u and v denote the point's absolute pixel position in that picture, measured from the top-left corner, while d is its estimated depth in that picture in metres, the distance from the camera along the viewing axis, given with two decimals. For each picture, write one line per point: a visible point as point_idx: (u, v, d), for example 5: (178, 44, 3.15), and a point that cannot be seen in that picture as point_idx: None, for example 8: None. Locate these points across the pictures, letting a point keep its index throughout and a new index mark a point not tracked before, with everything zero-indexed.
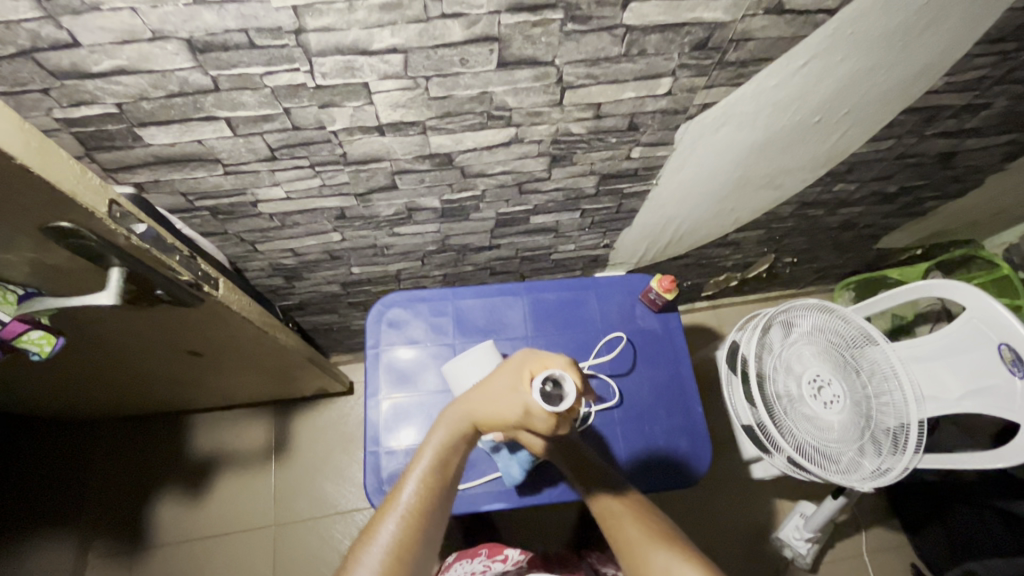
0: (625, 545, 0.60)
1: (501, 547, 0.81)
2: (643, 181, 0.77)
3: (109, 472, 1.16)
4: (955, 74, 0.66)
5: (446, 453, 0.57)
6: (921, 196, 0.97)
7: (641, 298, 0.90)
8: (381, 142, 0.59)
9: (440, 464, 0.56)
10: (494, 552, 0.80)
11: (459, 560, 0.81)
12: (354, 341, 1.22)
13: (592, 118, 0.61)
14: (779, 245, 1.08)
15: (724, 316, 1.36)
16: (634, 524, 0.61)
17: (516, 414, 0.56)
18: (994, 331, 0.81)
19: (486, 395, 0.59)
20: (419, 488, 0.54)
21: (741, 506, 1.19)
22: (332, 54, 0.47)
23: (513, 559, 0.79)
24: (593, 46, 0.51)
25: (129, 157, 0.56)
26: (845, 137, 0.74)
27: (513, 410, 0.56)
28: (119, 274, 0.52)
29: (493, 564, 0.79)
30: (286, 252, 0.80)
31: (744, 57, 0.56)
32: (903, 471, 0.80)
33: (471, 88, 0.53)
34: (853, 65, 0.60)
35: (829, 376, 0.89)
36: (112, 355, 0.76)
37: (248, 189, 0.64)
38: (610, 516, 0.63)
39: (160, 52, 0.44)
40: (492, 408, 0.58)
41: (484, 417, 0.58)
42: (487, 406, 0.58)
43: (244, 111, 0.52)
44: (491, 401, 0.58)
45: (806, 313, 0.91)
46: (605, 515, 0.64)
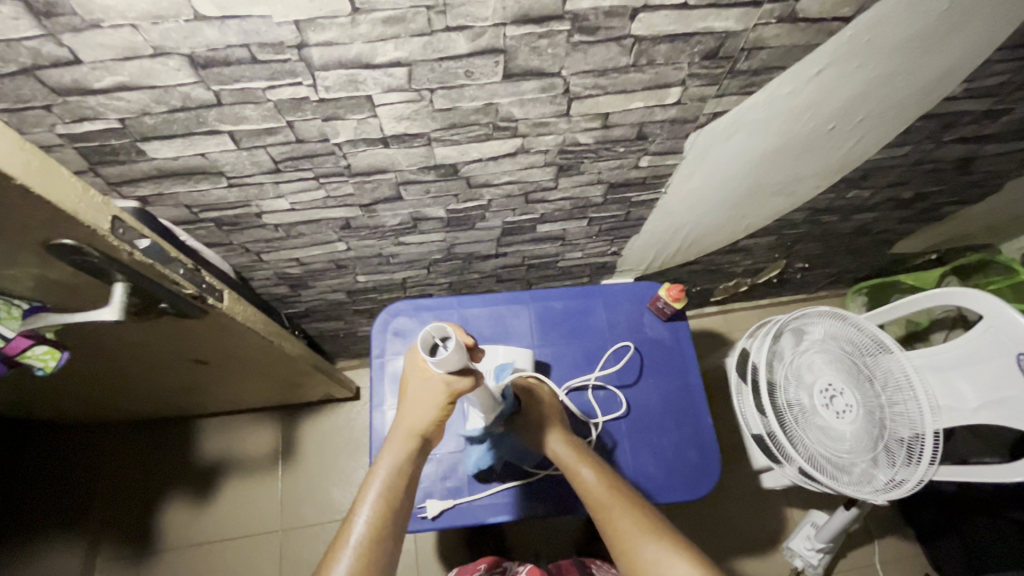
0: (617, 536, 0.60)
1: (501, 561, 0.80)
2: (652, 189, 0.75)
3: (117, 477, 1.17)
4: (975, 80, 0.64)
5: (391, 478, 0.58)
6: (937, 201, 0.95)
7: (649, 307, 0.89)
8: (386, 154, 0.58)
9: (388, 491, 0.57)
10: (493, 565, 0.80)
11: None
12: (360, 347, 1.21)
13: (599, 128, 0.60)
14: (790, 251, 1.07)
15: (733, 321, 1.34)
16: (622, 510, 0.61)
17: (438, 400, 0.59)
18: (1012, 341, 0.79)
19: (411, 402, 0.61)
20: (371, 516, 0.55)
21: (750, 515, 1.18)
22: (336, 67, 0.46)
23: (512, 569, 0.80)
24: (601, 57, 0.50)
25: (133, 171, 0.56)
26: (861, 144, 0.72)
27: (435, 398, 0.59)
28: (121, 288, 0.52)
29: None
30: (292, 262, 0.80)
31: (756, 66, 0.55)
32: (919, 483, 0.78)
33: (476, 100, 0.52)
34: (870, 72, 0.58)
35: (841, 384, 0.86)
36: (118, 364, 0.76)
37: (252, 201, 0.63)
38: (599, 506, 0.63)
39: (162, 67, 0.44)
40: (420, 410, 0.60)
41: (418, 426, 0.60)
42: (417, 411, 0.60)
43: (247, 124, 0.51)
44: (414, 409, 0.60)
45: (817, 321, 0.89)
46: (594, 502, 0.64)
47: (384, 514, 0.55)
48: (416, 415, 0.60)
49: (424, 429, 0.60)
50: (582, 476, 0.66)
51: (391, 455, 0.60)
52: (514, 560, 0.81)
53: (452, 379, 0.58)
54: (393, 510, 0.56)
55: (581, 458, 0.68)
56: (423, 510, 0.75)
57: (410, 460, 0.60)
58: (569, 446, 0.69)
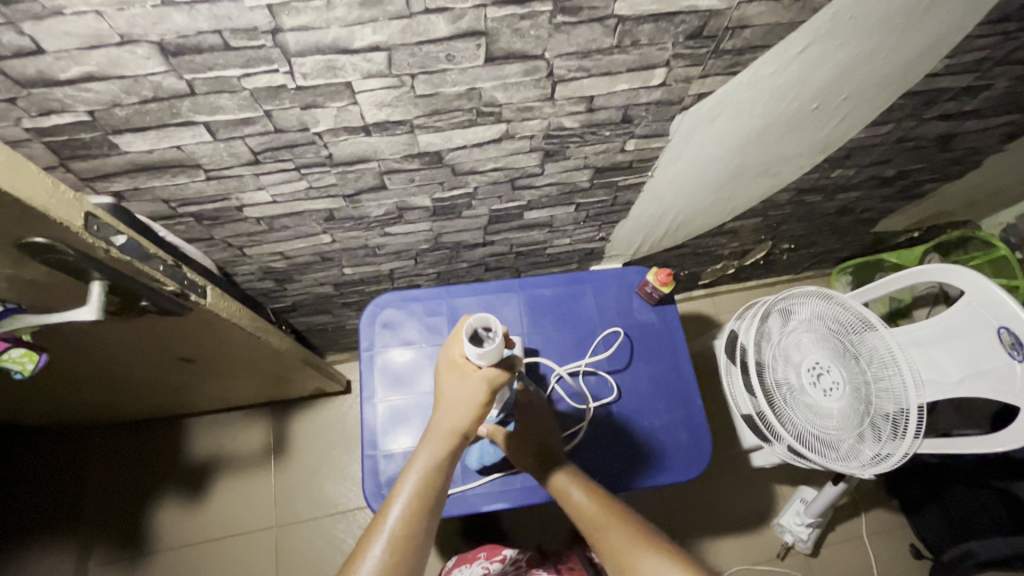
0: (612, 552, 0.60)
1: (499, 549, 0.81)
2: (638, 173, 0.75)
3: (107, 478, 1.15)
4: (956, 56, 0.64)
5: (426, 473, 0.56)
6: (920, 179, 0.96)
7: (638, 292, 0.89)
8: (368, 142, 0.57)
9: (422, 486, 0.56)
10: (492, 554, 0.80)
11: (458, 566, 0.81)
12: (350, 341, 1.20)
13: (585, 111, 0.60)
14: (776, 232, 1.07)
15: (721, 304, 1.35)
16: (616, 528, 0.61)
17: (477, 397, 0.59)
18: (994, 315, 0.81)
19: (449, 400, 0.60)
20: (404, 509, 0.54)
21: (741, 494, 1.20)
22: (312, 53, 0.45)
23: (512, 557, 0.79)
24: (585, 38, 0.49)
25: (106, 165, 0.54)
26: (844, 123, 0.72)
27: (474, 395, 0.59)
28: (99, 287, 0.51)
29: (491, 565, 0.78)
30: (276, 256, 0.78)
31: (740, 45, 0.54)
32: (905, 456, 0.80)
33: (458, 85, 0.51)
34: (853, 50, 0.58)
35: (828, 362, 0.88)
36: (101, 365, 0.75)
37: (232, 194, 0.62)
38: (593, 527, 0.62)
39: (130, 56, 0.42)
40: (459, 407, 0.59)
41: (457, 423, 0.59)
42: (456, 409, 0.59)
43: (223, 115, 0.50)
44: (453, 406, 0.59)
45: (804, 300, 0.90)
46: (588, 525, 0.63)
47: (418, 509, 0.54)
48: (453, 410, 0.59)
49: (463, 425, 0.59)
50: (574, 500, 0.65)
51: (428, 451, 0.58)
52: (510, 548, 0.81)
53: (493, 375, 0.59)
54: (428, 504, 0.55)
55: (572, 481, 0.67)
56: None
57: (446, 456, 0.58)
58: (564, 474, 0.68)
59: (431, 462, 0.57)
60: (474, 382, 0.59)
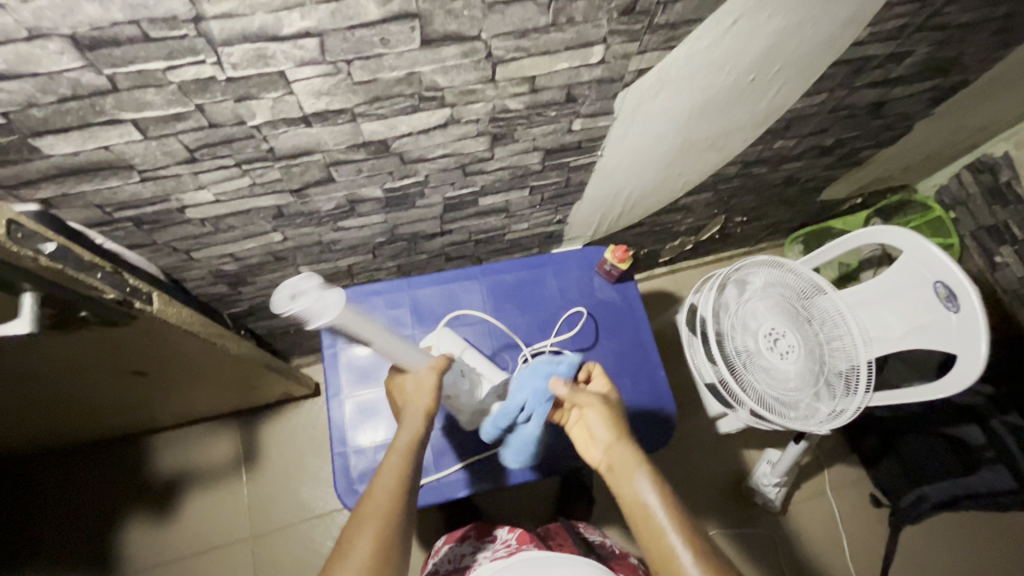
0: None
1: (490, 530, 0.81)
2: (588, 153, 0.76)
3: (67, 504, 1.11)
4: (877, 25, 0.67)
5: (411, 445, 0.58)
6: (857, 146, 1.00)
7: (598, 271, 0.90)
8: (310, 133, 0.56)
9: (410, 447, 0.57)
10: (482, 534, 0.80)
11: (447, 543, 0.81)
12: (315, 342, 1.18)
13: (528, 92, 0.60)
14: (728, 205, 1.10)
15: (682, 279, 1.39)
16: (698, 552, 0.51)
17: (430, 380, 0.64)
18: (929, 270, 0.86)
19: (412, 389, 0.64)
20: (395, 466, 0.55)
21: (711, 460, 1.24)
22: (240, 42, 0.43)
23: (501, 538, 0.78)
24: (519, 17, 0.49)
25: (29, 171, 0.51)
26: (781, 94, 0.75)
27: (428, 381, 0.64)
28: (31, 297, 0.49)
29: (482, 545, 0.78)
30: (226, 258, 0.76)
31: (673, 19, 0.55)
32: (857, 410, 0.85)
33: (396, 70, 0.51)
34: (782, 21, 0.60)
35: (783, 327, 0.91)
36: (47, 385, 0.71)
37: (172, 195, 0.60)
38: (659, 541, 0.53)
39: (42, 52, 0.40)
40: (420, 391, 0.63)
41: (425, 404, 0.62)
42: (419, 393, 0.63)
43: (151, 111, 0.48)
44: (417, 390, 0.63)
45: (758, 270, 0.93)
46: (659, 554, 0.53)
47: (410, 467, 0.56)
48: (421, 390, 0.63)
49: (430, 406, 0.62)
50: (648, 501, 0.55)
51: (409, 426, 0.59)
52: (502, 527, 0.81)
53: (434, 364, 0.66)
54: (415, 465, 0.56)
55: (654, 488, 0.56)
56: None
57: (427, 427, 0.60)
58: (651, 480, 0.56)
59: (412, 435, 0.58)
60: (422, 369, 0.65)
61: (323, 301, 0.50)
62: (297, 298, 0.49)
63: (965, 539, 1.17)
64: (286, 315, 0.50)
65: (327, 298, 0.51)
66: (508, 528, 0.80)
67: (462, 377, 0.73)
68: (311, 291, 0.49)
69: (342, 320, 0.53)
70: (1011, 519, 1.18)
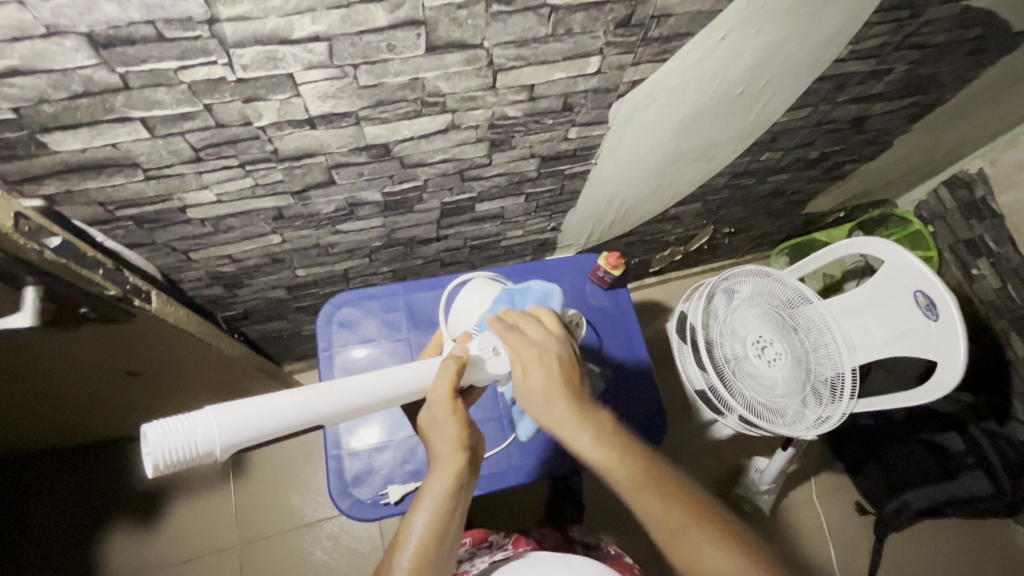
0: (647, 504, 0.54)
1: (486, 536, 0.80)
2: (583, 161, 0.78)
3: (47, 514, 1.08)
4: (858, 43, 0.70)
5: (450, 488, 0.54)
6: (840, 160, 1.04)
7: (591, 277, 0.92)
8: (314, 136, 0.57)
9: (443, 509, 0.54)
10: (478, 541, 0.79)
11: None
12: (307, 348, 1.18)
13: (526, 100, 0.62)
14: (717, 216, 1.14)
15: (672, 289, 1.41)
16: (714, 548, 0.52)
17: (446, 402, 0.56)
18: (910, 280, 0.89)
19: (437, 417, 0.56)
20: (424, 532, 0.52)
21: (701, 467, 1.25)
22: (252, 44, 0.45)
23: (497, 543, 0.78)
24: (520, 27, 0.51)
25: (34, 166, 0.51)
26: (768, 107, 0.78)
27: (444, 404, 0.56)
28: (34, 291, 0.50)
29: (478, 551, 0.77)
30: (224, 259, 0.76)
31: (666, 33, 0.58)
32: (843, 416, 0.88)
33: (402, 75, 0.52)
34: (768, 37, 0.63)
35: (771, 335, 0.93)
36: (37, 385, 0.71)
37: (174, 194, 0.60)
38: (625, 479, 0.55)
39: (58, 48, 0.41)
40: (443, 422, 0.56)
41: (452, 442, 0.56)
42: (441, 424, 0.56)
43: (160, 109, 0.49)
44: (441, 424, 0.56)
45: (745, 279, 0.95)
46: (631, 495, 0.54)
47: (444, 529, 0.53)
48: (445, 429, 0.56)
49: (459, 440, 0.56)
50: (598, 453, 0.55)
51: (441, 478, 0.55)
52: (497, 533, 0.81)
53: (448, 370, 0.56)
54: (448, 528, 0.54)
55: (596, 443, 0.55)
56: (386, 497, 0.75)
57: (463, 476, 0.55)
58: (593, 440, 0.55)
59: (446, 484, 0.54)
60: (436, 385, 0.56)
61: (182, 429, 0.43)
62: (152, 457, 0.41)
63: (946, 545, 1.19)
64: (178, 468, 0.44)
65: (187, 424, 0.43)
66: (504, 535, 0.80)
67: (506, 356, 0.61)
68: (159, 440, 0.42)
69: (233, 428, 0.44)
70: (991, 527, 1.21)
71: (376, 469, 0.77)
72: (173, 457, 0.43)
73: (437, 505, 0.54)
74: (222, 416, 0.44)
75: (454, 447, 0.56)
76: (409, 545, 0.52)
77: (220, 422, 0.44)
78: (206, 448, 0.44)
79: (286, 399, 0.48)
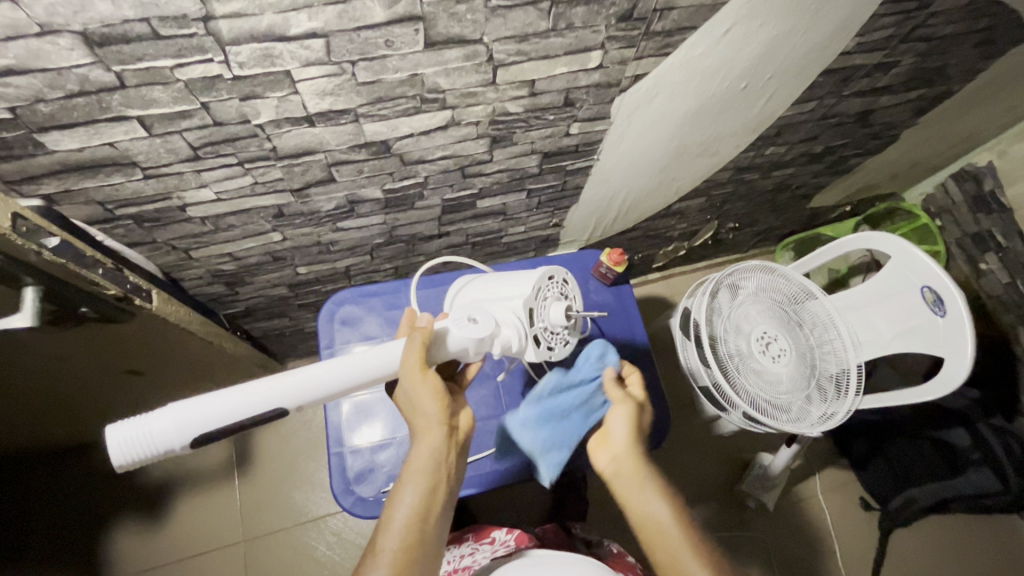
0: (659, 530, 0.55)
1: (487, 533, 0.80)
2: (585, 157, 0.78)
3: (54, 509, 1.09)
4: (864, 35, 0.69)
5: (433, 459, 0.53)
6: (846, 154, 1.03)
7: (594, 274, 0.91)
8: (313, 133, 0.57)
9: (427, 485, 0.52)
10: (480, 537, 0.79)
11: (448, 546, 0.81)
12: (310, 345, 1.18)
13: (527, 95, 0.61)
14: (721, 211, 1.12)
15: (675, 284, 1.40)
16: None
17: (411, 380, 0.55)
18: (917, 275, 0.88)
19: (411, 397, 0.55)
20: (414, 504, 0.51)
21: (704, 463, 1.25)
22: (248, 41, 0.44)
23: (499, 540, 0.77)
24: (521, 22, 0.51)
25: (32, 166, 0.51)
26: (772, 102, 0.77)
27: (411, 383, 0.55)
28: (33, 292, 0.51)
29: (480, 546, 0.77)
30: (224, 257, 0.76)
31: (669, 26, 0.57)
32: (848, 412, 0.87)
33: (400, 71, 0.52)
34: (772, 30, 0.62)
35: (775, 331, 0.92)
36: (40, 384, 0.71)
37: (173, 192, 0.60)
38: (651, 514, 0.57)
39: (52, 47, 0.41)
40: (418, 400, 0.55)
41: (429, 416, 0.54)
42: (416, 401, 0.55)
43: (157, 108, 0.48)
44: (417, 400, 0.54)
45: (750, 274, 0.93)
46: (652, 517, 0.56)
47: (429, 507, 0.51)
48: (423, 403, 0.54)
49: (436, 414, 0.54)
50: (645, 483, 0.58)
51: (424, 449, 0.53)
52: (498, 529, 0.80)
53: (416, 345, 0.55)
54: (436, 503, 0.52)
55: (666, 506, 0.57)
56: (388, 494, 0.75)
57: (446, 450, 0.54)
58: (664, 503, 0.57)
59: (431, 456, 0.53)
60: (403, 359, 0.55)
61: (141, 427, 0.46)
62: (113, 451, 0.45)
63: (950, 540, 1.19)
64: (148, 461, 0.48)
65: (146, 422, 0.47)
66: (507, 530, 0.79)
67: (482, 322, 0.60)
68: (119, 438, 0.45)
69: (185, 425, 0.47)
70: (997, 522, 1.20)
71: (378, 467, 0.77)
72: (137, 452, 0.47)
73: (421, 482, 0.52)
74: (175, 415, 0.47)
75: (433, 420, 0.54)
76: (395, 523, 0.50)
77: (174, 421, 0.47)
78: (166, 443, 0.47)
79: (240, 393, 0.49)
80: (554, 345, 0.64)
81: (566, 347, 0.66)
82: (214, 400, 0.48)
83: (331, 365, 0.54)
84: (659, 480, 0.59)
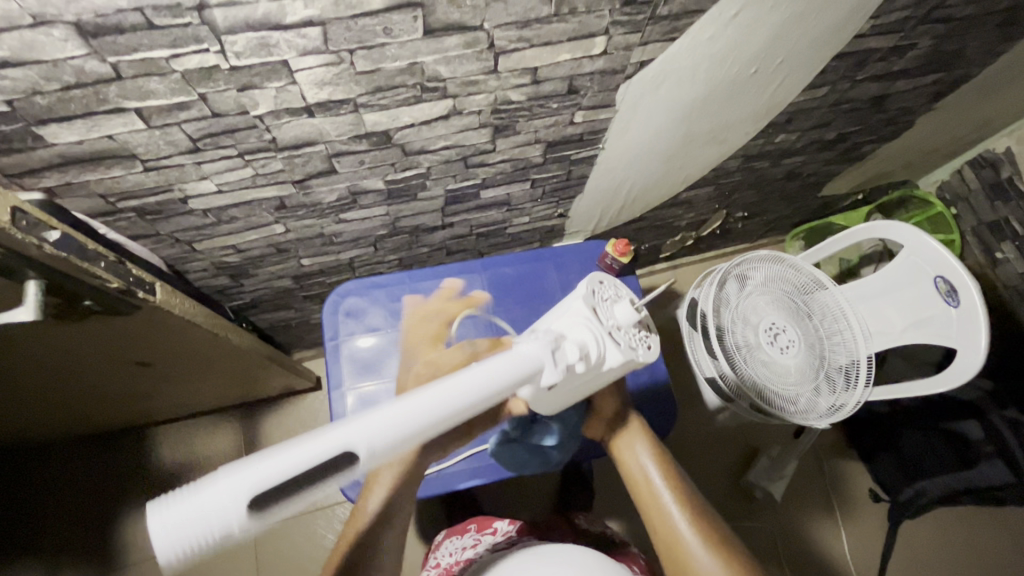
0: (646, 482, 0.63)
1: (489, 522, 0.81)
2: (590, 146, 0.76)
3: (70, 497, 1.11)
4: (880, 17, 0.67)
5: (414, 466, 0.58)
6: (858, 141, 1.00)
7: (598, 265, 0.90)
8: (312, 123, 0.56)
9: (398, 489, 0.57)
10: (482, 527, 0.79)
11: (449, 537, 0.81)
12: (316, 336, 1.18)
13: (530, 84, 0.60)
14: (730, 200, 1.11)
15: (682, 274, 1.39)
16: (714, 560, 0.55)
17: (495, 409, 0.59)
18: (931, 265, 0.85)
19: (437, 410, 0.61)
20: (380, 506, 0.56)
21: (711, 454, 1.24)
22: (244, 30, 0.44)
23: (501, 530, 0.78)
24: (522, 7, 0.49)
25: (32, 159, 0.51)
26: (784, 87, 0.75)
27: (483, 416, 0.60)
28: (35, 286, 0.50)
29: (482, 537, 0.77)
30: (228, 249, 0.76)
31: (676, 10, 0.55)
32: (857, 404, 0.86)
33: (399, 60, 0.51)
34: (784, 12, 0.60)
35: (783, 323, 0.91)
36: (48, 376, 0.72)
37: (175, 184, 0.60)
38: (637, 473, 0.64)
39: (46, 38, 0.40)
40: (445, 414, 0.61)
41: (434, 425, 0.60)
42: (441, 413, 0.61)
43: (154, 99, 0.48)
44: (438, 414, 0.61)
45: (759, 264, 0.91)
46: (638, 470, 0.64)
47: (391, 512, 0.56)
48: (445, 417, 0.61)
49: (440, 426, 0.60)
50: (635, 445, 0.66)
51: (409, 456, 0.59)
52: (500, 520, 0.81)
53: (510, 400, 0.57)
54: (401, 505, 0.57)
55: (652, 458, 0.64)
56: None
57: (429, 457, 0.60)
58: (649, 453, 0.65)
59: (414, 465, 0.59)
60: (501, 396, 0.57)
61: (193, 513, 0.32)
62: (159, 547, 0.31)
63: (960, 531, 1.18)
64: (206, 553, 0.33)
65: (199, 508, 0.32)
66: (509, 521, 0.80)
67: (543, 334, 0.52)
68: (165, 532, 0.31)
69: (247, 497, 0.32)
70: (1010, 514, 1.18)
71: None
72: (184, 549, 0.32)
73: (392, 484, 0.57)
74: (232, 487, 0.32)
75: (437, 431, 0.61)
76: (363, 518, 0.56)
77: (232, 499, 0.32)
78: (224, 527, 0.32)
79: (310, 447, 0.34)
80: (637, 345, 0.56)
81: (651, 350, 0.57)
82: (277, 464, 0.33)
83: (423, 397, 0.38)
84: (645, 434, 0.67)
